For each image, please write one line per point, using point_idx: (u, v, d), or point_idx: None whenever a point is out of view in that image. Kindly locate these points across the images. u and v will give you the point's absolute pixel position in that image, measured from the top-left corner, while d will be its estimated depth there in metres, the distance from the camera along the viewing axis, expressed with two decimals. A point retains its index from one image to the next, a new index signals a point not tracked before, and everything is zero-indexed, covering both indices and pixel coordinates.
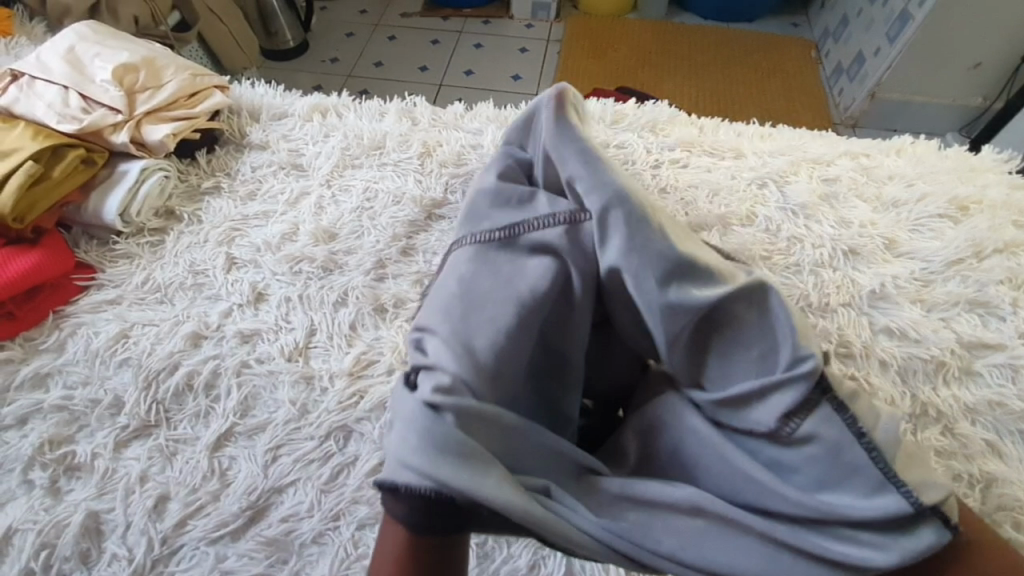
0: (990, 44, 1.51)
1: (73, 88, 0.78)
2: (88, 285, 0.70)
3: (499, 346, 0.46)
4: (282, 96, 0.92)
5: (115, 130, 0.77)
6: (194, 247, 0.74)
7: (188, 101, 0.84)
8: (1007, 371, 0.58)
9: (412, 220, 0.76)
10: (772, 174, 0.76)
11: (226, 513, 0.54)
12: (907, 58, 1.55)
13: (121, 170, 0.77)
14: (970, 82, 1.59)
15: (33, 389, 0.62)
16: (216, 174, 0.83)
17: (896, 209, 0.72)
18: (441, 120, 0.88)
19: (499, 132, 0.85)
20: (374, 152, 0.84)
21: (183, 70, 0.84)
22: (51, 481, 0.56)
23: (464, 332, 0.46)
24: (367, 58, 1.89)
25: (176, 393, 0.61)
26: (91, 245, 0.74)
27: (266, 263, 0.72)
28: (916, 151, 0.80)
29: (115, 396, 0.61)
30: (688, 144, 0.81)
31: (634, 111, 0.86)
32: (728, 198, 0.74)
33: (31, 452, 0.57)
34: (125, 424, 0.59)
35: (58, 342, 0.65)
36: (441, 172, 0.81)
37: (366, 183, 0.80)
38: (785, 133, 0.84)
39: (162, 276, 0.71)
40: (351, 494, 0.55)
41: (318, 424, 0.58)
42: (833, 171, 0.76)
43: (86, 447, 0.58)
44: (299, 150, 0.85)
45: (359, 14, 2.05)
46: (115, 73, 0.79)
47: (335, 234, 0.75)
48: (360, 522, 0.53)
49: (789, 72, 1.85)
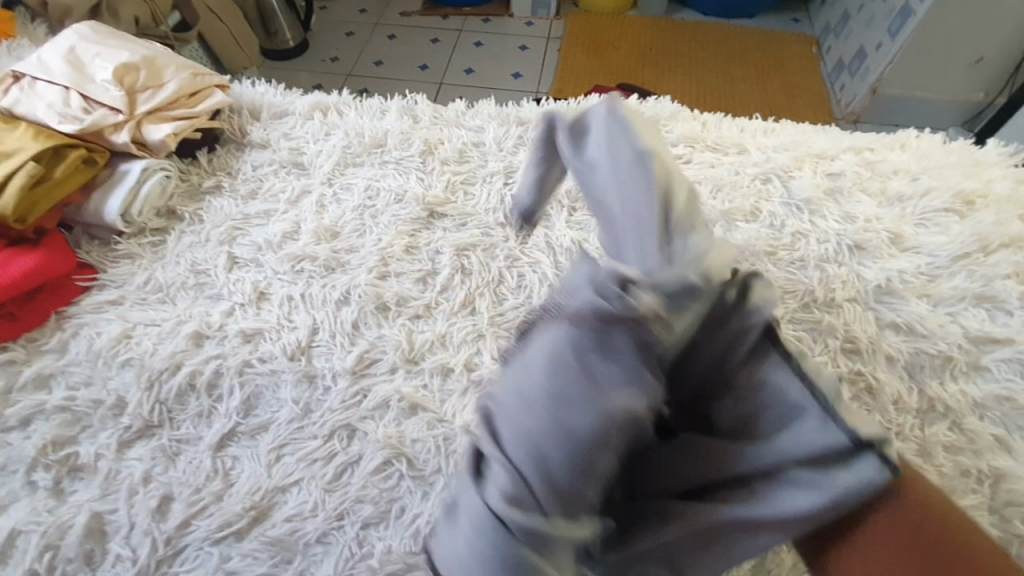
0: (992, 39, 1.50)
1: (73, 88, 0.78)
2: (90, 286, 0.70)
3: (576, 461, 0.37)
4: (283, 95, 0.92)
5: (116, 130, 0.77)
6: (196, 247, 0.74)
7: (188, 100, 0.83)
8: (1015, 366, 0.57)
9: (414, 218, 0.75)
10: (776, 169, 0.75)
11: (230, 513, 0.53)
12: (908, 53, 1.54)
13: (121, 170, 0.76)
14: (972, 77, 1.58)
15: (35, 390, 0.62)
16: (217, 173, 0.82)
17: (901, 204, 0.71)
18: (443, 118, 0.88)
19: (501, 129, 0.85)
20: (374, 150, 0.83)
21: (183, 69, 0.84)
22: (55, 482, 0.56)
23: (539, 437, 0.37)
24: (367, 57, 1.89)
25: (180, 394, 0.61)
26: (93, 246, 0.74)
27: (269, 262, 0.71)
28: (920, 145, 0.79)
29: (118, 397, 0.60)
30: (691, 139, 0.81)
31: (636, 107, 0.86)
32: (732, 193, 0.73)
33: (34, 453, 0.57)
34: (128, 424, 0.59)
35: (60, 342, 0.65)
36: (443, 170, 0.80)
37: (368, 182, 0.79)
38: (789, 127, 0.83)
39: (164, 276, 0.71)
40: (355, 493, 0.54)
41: (322, 423, 0.58)
42: (837, 166, 0.76)
43: (88, 448, 0.58)
44: (301, 148, 0.84)
45: (360, 13, 2.05)
46: (115, 72, 0.79)
47: (337, 232, 0.74)
48: (364, 521, 0.53)
49: (791, 69, 1.84)
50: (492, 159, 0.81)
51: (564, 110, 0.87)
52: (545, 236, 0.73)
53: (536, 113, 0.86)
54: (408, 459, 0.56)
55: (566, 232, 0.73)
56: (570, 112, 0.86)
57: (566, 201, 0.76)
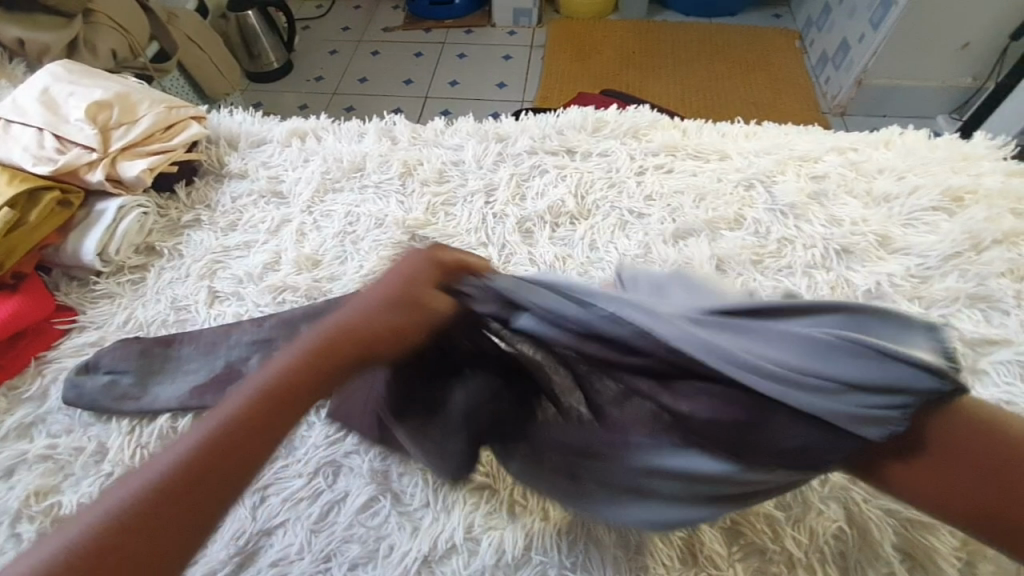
0: (977, 24, 1.48)
1: (47, 129, 0.77)
2: (69, 328, 0.70)
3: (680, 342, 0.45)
4: (261, 122, 0.91)
5: (91, 169, 0.76)
6: (176, 283, 0.73)
7: (163, 134, 0.83)
8: (1014, 368, 0.56)
9: (395, 242, 0.74)
10: (759, 174, 0.75)
11: (215, 560, 0.52)
12: (890, 43, 1.53)
13: (98, 209, 0.76)
14: (959, 62, 1.57)
15: (16, 439, 0.61)
16: (195, 206, 0.82)
17: (888, 204, 0.70)
18: (421, 138, 0.87)
19: (480, 146, 0.83)
20: (354, 174, 0.82)
21: (157, 104, 0.83)
22: (38, 534, 0.54)
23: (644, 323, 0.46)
24: (352, 74, 1.89)
25: (161, 437, 0.60)
26: (71, 287, 0.74)
27: (250, 295, 0.70)
28: (905, 142, 0.78)
29: (99, 442, 0.60)
30: (671, 147, 0.80)
31: (615, 117, 0.84)
32: (714, 202, 0.72)
33: (18, 505, 0.55)
34: (109, 470, 0.58)
35: (41, 390, 0.64)
36: (423, 191, 0.79)
37: (348, 208, 0.78)
38: (770, 129, 0.82)
39: (144, 314, 0.70)
40: (342, 533, 0.53)
41: (307, 460, 0.57)
42: (821, 168, 0.74)
43: (70, 498, 0.56)
44: (279, 176, 0.83)
45: (342, 31, 2.04)
46: (87, 111, 0.78)
47: (319, 260, 0.73)
48: (352, 562, 0.52)
49: (775, 64, 1.84)
50: (473, 178, 0.80)
51: (542, 124, 0.85)
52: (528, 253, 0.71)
53: (515, 128, 0.85)
54: (394, 494, 0.55)
55: (548, 249, 0.71)
56: (550, 126, 0.85)
57: (547, 217, 0.74)
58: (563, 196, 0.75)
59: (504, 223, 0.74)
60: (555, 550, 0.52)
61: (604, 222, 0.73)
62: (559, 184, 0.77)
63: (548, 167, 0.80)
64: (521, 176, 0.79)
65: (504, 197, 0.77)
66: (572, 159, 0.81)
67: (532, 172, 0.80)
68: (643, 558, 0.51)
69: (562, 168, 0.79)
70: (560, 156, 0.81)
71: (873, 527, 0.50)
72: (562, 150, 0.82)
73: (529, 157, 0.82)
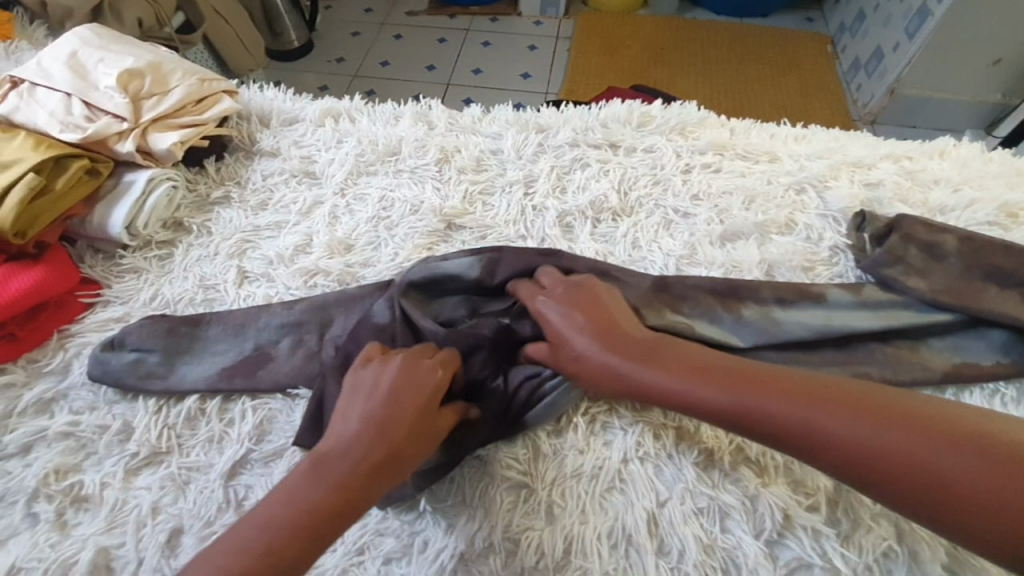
0: (1015, 38, 1.45)
1: (75, 95, 0.75)
2: (93, 302, 0.68)
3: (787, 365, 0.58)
4: (293, 100, 0.89)
5: (120, 139, 0.74)
6: (204, 260, 0.71)
7: (195, 107, 0.80)
8: None
9: (431, 230, 0.72)
10: (811, 178, 0.73)
11: None
12: (925, 55, 1.50)
13: (126, 180, 0.73)
14: (991, 78, 1.54)
15: (36, 415, 0.59)
16: (225, 183, 0.79)
17: (945, 215, 0.68)
18: (459, 124, 0.84)
19: (519, 136, 0.81)
20: (389, 158, 0.80)
21: (190, 75, 0.81)
22: (58, 515, 0.53)
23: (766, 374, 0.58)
24: (374, 57, 1.86)
25: (189, 418, 0.58)
26: (96, 260, 0.72)
27: (280, 277, 0.68)
28: (959, 154, 0.76)
29: (123, 422, 0.58)
30: (719, 146, 0.77)
31: (661, 112, 0.82)
32: (765, 205, 0.71)
33: (36, 483, 0.54)
34: (134, 451, 0.56)
35: (63, 363, 0.62)
36: (460, 179, 0.77)
37: (382, 192, 0.76)
38: (820, 134, 0.80)
39: (171, 292, 0.68)
40: (375, 526, 0.51)
41: None
42: (874, 176, 0.72)
43: (94, 477, 0.54)
44: (312, 156, 0.81)
45: (365, 13, 2.01)
46: (119, 78, 0.75)
47: (351, 245, 0.71)
48: (386, 556, 0.50)
49: (807, 68, 1.81)
50: (511, 168, 0.78)
51: (585, 116, 0.83)
52: (569, 248, 0.68)
53: (556, 120, 0.83)
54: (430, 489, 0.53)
55: (590, 244, 0.68)
56: (592, 119, 0.82)
57: (589, 212, 0.72)
58: (605, 191, 0.73)
59: (544, 216, 0.72)
60: (596, 555, 0.50)
61: (647, 220, 0.70)
62: (602, 178, 0.75)
63: (590, 160, 0.77)
64: (562, 168, 0.77)
65: (544, 189, 0.74)
66: (614, 153, 0.78)
67: (573, 165, 0.77)
68: (687, 568, 0.49)
69: (605, 162, 0.77)
70: (603, 150, 0.78)
71: (926, 549, 0.48)
72: (604, 144, 0.79)
73: (571, 149, 0.79)
